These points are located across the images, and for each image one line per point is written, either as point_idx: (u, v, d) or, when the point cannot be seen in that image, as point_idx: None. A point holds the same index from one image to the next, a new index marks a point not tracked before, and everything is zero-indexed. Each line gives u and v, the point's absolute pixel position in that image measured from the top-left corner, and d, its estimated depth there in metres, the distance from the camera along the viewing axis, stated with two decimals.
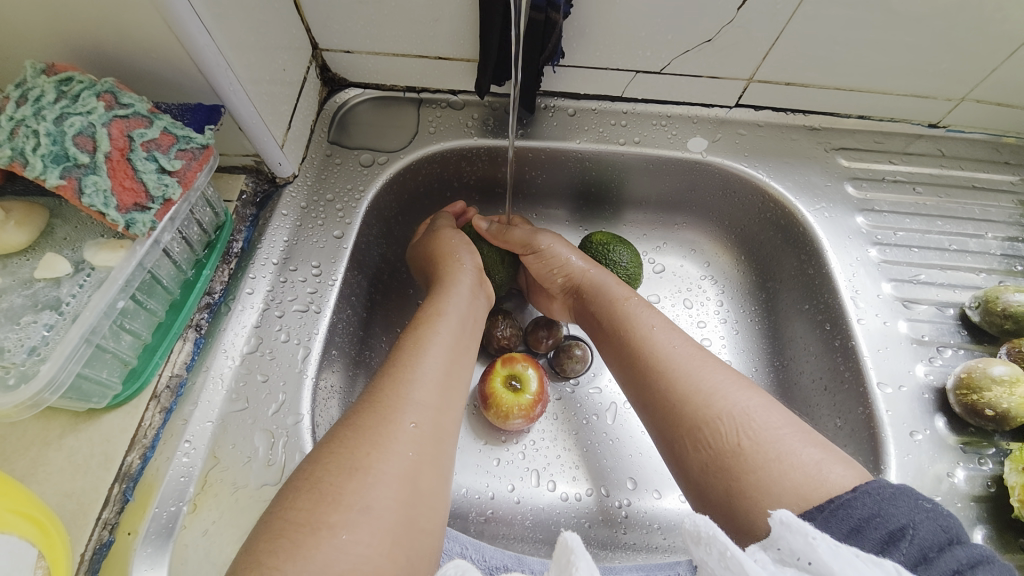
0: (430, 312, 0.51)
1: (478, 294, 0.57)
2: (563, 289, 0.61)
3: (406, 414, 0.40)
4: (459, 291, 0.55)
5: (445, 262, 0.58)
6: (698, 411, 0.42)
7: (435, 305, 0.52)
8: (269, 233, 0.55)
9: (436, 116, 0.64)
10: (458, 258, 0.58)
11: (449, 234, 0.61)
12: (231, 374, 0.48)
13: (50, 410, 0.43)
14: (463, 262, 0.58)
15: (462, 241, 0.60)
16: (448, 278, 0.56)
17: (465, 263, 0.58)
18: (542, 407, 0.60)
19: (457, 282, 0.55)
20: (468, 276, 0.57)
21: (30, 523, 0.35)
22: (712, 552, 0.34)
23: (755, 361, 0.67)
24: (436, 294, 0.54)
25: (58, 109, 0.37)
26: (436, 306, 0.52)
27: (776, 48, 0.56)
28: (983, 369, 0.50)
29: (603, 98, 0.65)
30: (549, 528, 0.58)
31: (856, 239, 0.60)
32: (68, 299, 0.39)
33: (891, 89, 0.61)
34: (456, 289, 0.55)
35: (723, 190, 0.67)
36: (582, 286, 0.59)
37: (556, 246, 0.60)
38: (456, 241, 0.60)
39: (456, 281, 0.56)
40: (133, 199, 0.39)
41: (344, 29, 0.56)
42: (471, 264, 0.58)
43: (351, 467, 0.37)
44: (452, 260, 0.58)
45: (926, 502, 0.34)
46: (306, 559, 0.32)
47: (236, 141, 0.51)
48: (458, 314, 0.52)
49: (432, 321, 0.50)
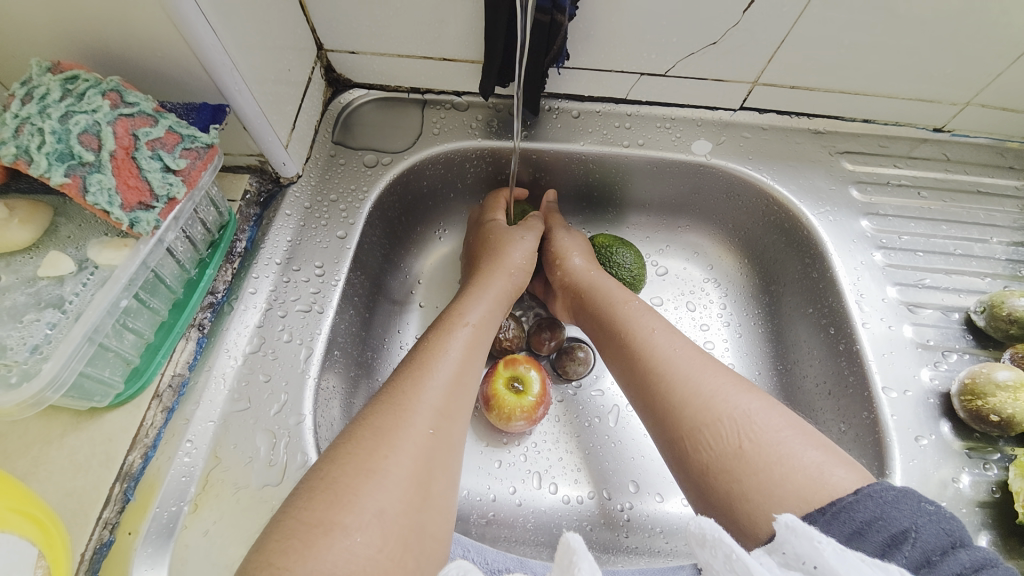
0: (455, 317, 0.51)
1: (505, 302, 0.57)
2: (562, 287, 0.61)
3: (423, 419, 0.40)
4: (486, 297, 0.55)
5: (483, 268, 0.58)
6: (699, 413, 0.42)
7: (460, 310, 0.52)
8: (272, 233, 0.55)
9: (440, 117, 0.64)
10: (491, 263, 0.58)
11: (504, 233, 0.61)
12: (233, 374, 0.48)
13: (52, 409, 0.42)
14: (508, 272, 0.58)
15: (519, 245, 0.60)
16: (478, 284, 0.56)
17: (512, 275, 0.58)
18: (544, 409, 0.60)
19: (484, 288, 0.55)
20: (501, 284, 0.57)
21: (30, 522, 0.35)
22: (718, 555, 0.33)
23: (759, 365, 0.67)
24: (462, 300, 0.54)
25: (64, 107, 0.37)
26: (461, 313, 0.52)
27: (781, 52, 0.56)
28: (987, 375, 0.50)
29: (607, 100, 0.65)
30: (551, 531, 0.58)
31: (861, 243, 0.60)
32: (72, 297, 0.39)
33: (896, 93, 0.60)
34: (484, 296, 0.54)
35: (727, 193, 0.66)
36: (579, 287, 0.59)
37: (573, 245, 0.63)
38: (498, 237, 0.61)
39: (485, 286, 0.56)
40: (138, 197, 0.39)
41: (349, 29, 0.56)
42: (512, 275, 0.58)
43: (367, 469, 0.36)
44: (486, 266, 0.58)
45: (929, 506, 0.34)
46: (316, 559, 0.32)
47: (240, 141, 0.51)
48: (481, 321, 0.52)
49: (456, 327, 0.49)
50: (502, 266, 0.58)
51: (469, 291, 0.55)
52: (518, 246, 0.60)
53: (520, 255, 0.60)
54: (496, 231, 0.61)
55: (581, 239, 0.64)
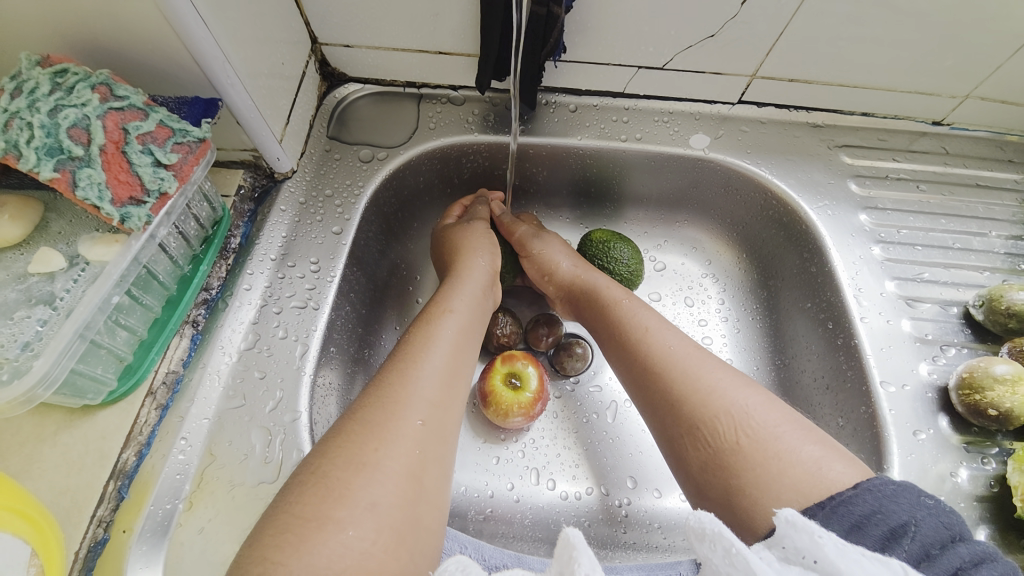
0: (437, 306, 0.51)
1: (487, 291, 0.56)
2: (558, 295, 0.62)
3: (414, 411, 0.40)
4: (467, 286, 0.54)
5: (458, 258, 0.58)
6: (697, 409, 0.42)
7: (443, 301, 0.51)
8: (267, 229, 0.55)
9: (436, 111, 0.64)
10: (466, 252, 0.58)
11: (478, 230, 0.61)
12: (228, 371, 0.47)
13: (44, 406, 0.42)
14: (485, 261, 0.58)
15: (486, 239, 0.60)
16: (456, 274, 0.56)
17: (481, 261, 0.58)
18: (542, 405, 0.60)
19: (464, 278, 0.55)
20: (479, 272, 0.56)
21: (24, 521, 0.34)
22: (717, 549, 0.33)
23: (757, 360, 0.67)
24: (443, 290, 0.54)
25: (53, 101, 0.36)
26: (443, 301, 0.51)
27: (779, 45, 0.56)
28: (985, 369, 0.49)
29: (605, 94, 0.64)
30: (549, 527, 0.57)
31: (860, 237, 0.60)
32: (62, 294, 0.39)
33: (896, 86, 0.60)
34: (466, 286, 0.54)
35: (725, 187, 0.66)
36: (573, 291, 0.59)
37: (553, 252, 0.61)
38: (473, 231, 0.60)
39: (464, 276, 0.55)
40: (129, 192, 0.38)
41: (343, 23, 0.56)
42: (486, 262, 0.58)
43: (358, 463, 0.36)
44: (462, 256, 0.58)
45: (928, 499, 0.34)
46: (312, 554, 0.31)
47: (233, 135, 0.50)
48: (465, 309, 0.51)
49: (438, 316, 0.49)
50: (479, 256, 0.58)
51: (449, 281, 0.55)
52: (476, 235, 0.60)
53: (493, 251, 0.59)
54: (457, 231, 0.61)
55: (559, 242, 0.62)
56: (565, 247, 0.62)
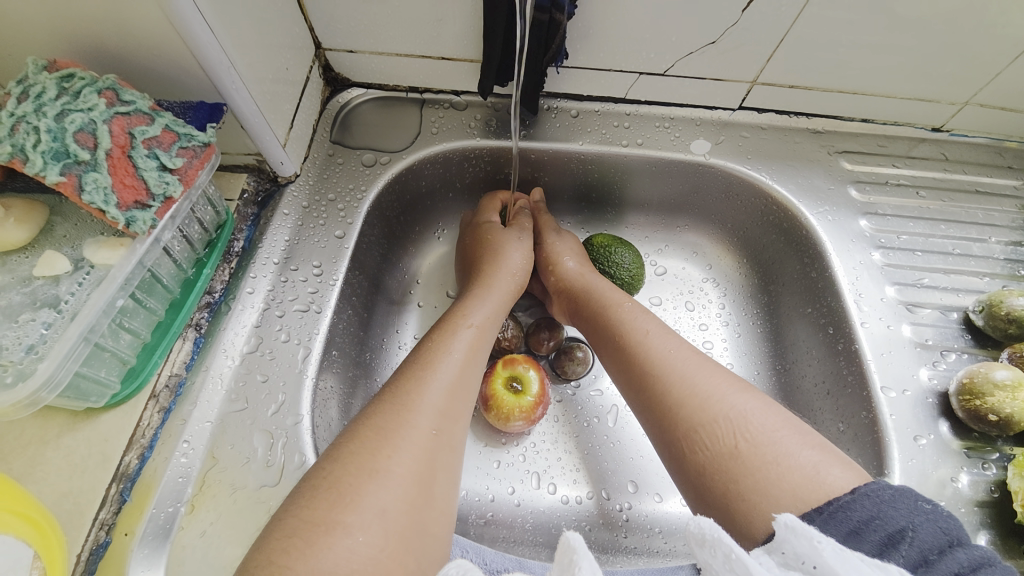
0: (459, 317, 0.51)
1: (508, 302, 0.57)
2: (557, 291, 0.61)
3: (428, 419, 0.40)
4: (488, 297, 0.54)
5: (484, 268, 0.58)
6: (695, 414, 0.42)
7: (464, 311, 0.52)
8: (270, 233, 0.55)
9: (439, 116, 0.64)
10: (490, 263, 0.58)
11: (508, 235, 0.61)
12: (231, 374, 0.48)
13: (48, 409, 0.42)
14: (508, 271, 0.58)
15: (518, 249, 0.60)
16: (480, 284, 0.56)
17: (507, 271, 0.58)
18: (543, 409, 0.60)
19: (487, 289, 0.55)
20: (501, 284, 0.56)
21: (26, 524, 0.34)
22: (717, 555, 0.33)
23: (757, 364, 0.67)
24: (466, 300, 0.54)
25: (59, 106, 0.37)
26: (465, 312, 0.51)
27: (779, 51, 0.56)
28: (985, 374, 0.50)
29: (606, 99, 0.64)
30: (550, 532, 0.57)
31: (860, 242, 0.60)
32: (67, 297, 0.39)
33: (895, 92, 0.60)
34: (488, 297, 0.54)
35: (726, 192, 0.66)
36: (574, 289, 0.59)
37: (568, 250, 0.62)
38: (495, 238, 0.60)
39: (488, 287, 0.55)
40: (134, 196, 0.39)
41: (347, 28, 0.56)
42: (513, 276, 0.58)
43: (369, 469, 0.36)
44: (490, 267, 0.58)
45: (926, 505, 0.34)
46: (315, 558, 0.32)
47: (237, 139, 0.51)
48: (485, 321, 0.52)
49: (459, 327, 0.49)
50: (501, 266, 0.58)
51: (471, 292, 0.55)
52: (512, 243, 0.60)
53: (517, 258, 0.59)
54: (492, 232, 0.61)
55: (572, 242, 0.64)
56: (577, 246, 0.64)
